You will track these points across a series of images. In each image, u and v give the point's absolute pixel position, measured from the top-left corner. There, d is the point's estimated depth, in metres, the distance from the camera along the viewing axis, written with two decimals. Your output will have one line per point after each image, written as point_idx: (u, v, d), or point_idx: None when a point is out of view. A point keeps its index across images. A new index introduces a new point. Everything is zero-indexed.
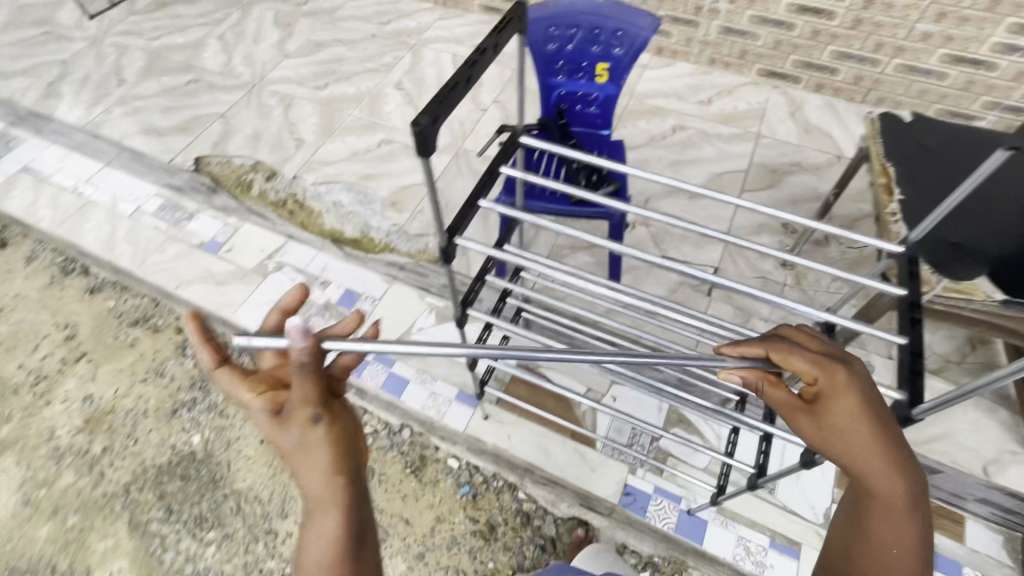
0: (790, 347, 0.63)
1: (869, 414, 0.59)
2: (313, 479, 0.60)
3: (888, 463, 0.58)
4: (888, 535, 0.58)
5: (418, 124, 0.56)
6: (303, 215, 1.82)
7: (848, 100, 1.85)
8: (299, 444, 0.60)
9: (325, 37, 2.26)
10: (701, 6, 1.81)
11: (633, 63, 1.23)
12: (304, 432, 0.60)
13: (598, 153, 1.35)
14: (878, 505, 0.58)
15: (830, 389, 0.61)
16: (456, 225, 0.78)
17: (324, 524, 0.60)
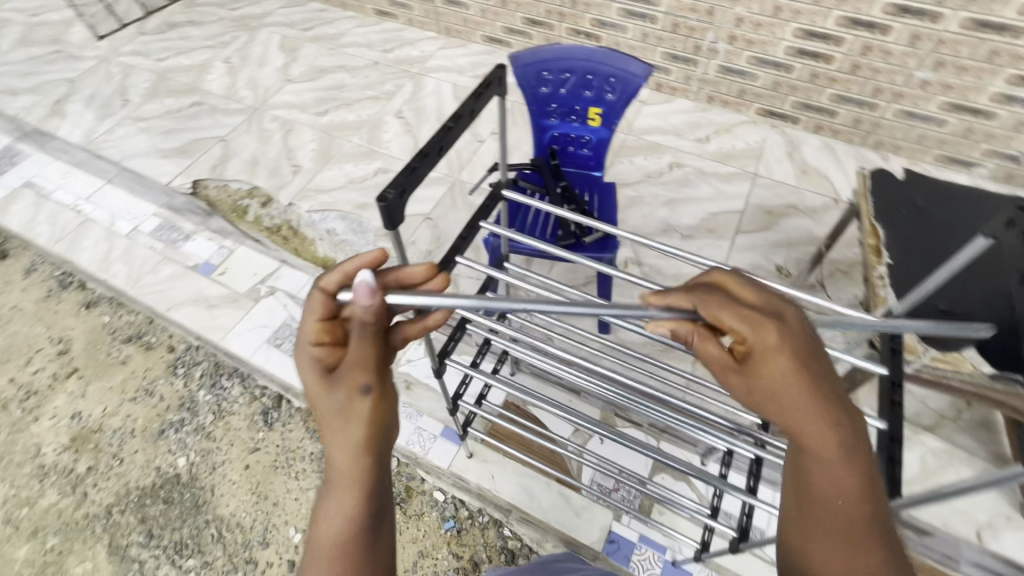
0: (721, 302, 0.56)
1: (803, 368, 0.52)
2: (338, 447, 0.53)
3: (826, 419, 0.51)
4: (838, 499, 0.51)
5: (384, 198, 0.60)
6: (297, 241, 1.83)
7: (847, 142, 1.85)
8: (336, 408, 0.54)
9: (329, 63, 2.28)
10: (700, 46, 1.83)
11: (626, 109, 1.23)
12: (345, 396, 0.54)
13: (589, 194, 1.36)
14: (824, 469, 0.52)
15: (761, 345, 0.53)
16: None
17: (337, 505, 0.52)
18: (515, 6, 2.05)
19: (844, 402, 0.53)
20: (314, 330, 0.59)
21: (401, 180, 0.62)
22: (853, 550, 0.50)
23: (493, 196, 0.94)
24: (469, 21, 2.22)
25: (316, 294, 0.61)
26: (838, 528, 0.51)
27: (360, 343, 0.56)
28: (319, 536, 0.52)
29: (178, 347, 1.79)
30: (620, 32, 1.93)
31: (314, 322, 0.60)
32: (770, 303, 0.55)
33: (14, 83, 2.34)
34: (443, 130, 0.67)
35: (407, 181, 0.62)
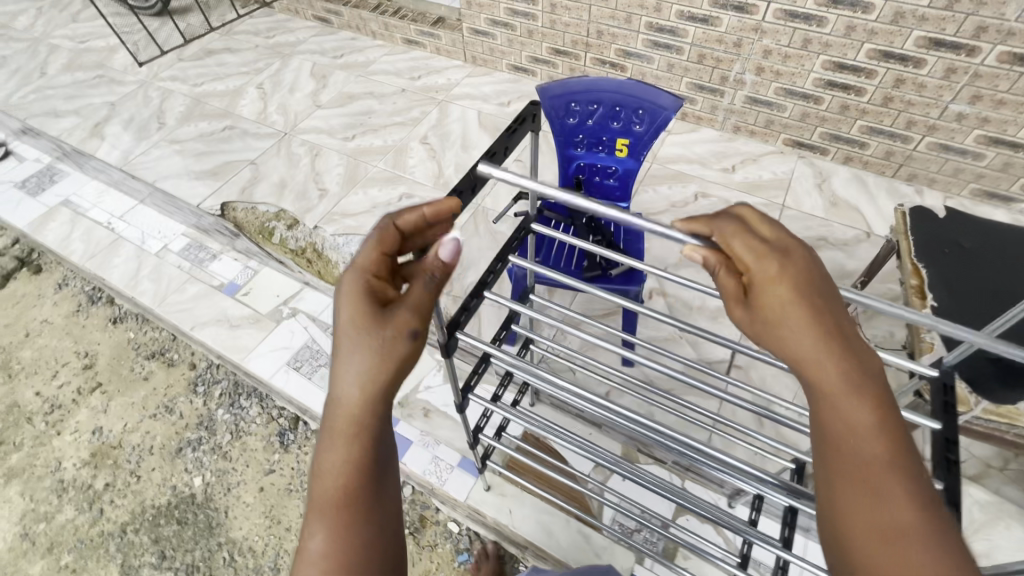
0: (734, 231, 0.53)
1: (803, 293, 0.49)
2: (358, 388, 0.51)
3: (826, 345, 0.47)
4: (853, 434, 0.45)
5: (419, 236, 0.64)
6: (321, 264, 1.85)
7: (879, 174, 1.81)
8: (373, 348, 0.51)
9: (357, 89, 2.34)
10: (726, 76, 1.82)
11: (654, 140, 1.23)
12: (391, 337, 0.52)
13: (616, 224, 1.34)
14: (832, 400, 0.46)
15: (763, 268, 0.51)
16: (458, 320, 0.76)
17: (342, 450, 0.50)
18: (541, 36, 2.08)
19: (852, 333, 0.49)
20: (372, 257, 0.56)
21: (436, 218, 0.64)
22: (882, 498, 0.42)
23: (521, 229, 0.91)
24: (495, 50, 2.26)
25: (389, 227, 0.57)
26: (856, 467, 0.44)
27: (422, 288, 0.54)
28: (325, 478, 0.50)
29: (199, 364, 1.82)
30: (645, 63, 1.94)
31: (376, 250, 0.56)
32: (782, 236, 0.53)
33: (59, 106, 2.45)
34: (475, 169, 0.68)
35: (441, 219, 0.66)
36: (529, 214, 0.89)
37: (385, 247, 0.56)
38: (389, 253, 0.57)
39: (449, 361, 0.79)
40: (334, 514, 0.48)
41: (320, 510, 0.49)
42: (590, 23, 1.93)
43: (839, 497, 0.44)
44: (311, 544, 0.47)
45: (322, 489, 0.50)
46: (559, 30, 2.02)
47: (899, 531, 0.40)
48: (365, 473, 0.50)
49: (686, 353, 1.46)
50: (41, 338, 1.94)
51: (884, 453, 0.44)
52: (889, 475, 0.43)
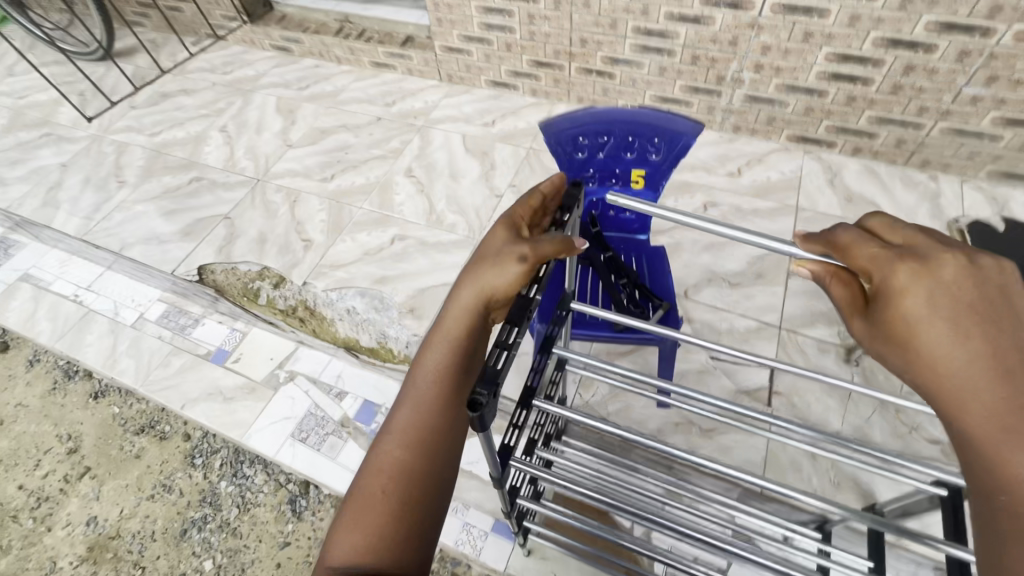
0: (856, 238, 0.49)
1: (946, 308, 0.43)
2: (469, 298, 0.54)
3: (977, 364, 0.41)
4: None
5: (476, 403, 0.46)
6: (315, 322, 1.71)
7: (890, 163, 1.73)
8: (492, 263, 0.54)
9: (329, 123, 2.20)
10: (723, 76, 1.72)
11: (674, 169, 1.11)
12: (506, 256, 0.54)
13: (637, 260, 1.23)
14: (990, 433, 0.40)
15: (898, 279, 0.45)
16: (508, 446, 0.69)
17: (435, 350, 0.54)
18: (520, 49, 1.96)
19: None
20: (522, 209, 0.62)
21: (491, 376, 0.48)
22: None
23: (559, 313, 0.84)
24: (472, 67, 2.13)
25: (536, 194, 0.65)
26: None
27: (549, 242, 0.56)
28: (416, 374, 0.54)
29: (194, 434, 1.60)
30: (635, 68, 1.83)
31: (523, 206, 0.63)
32: (922, 241, 0.47)
33: (5, 173, 2.25)
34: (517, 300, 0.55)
35: (498, 374, 0.48)
36: (567, 293, 0.84)
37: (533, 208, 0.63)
38: (531, 214, 0.63)
39: (503, 487, 0.73)
40: (417, 409, 0.52)
41: (409, 402, 0.53)
42: (572, 33, 1.81)
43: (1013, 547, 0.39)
44: (395, 424, 0.53)
45: (412, 384, 0.54)
46: (540, 41, 1.90)
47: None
48: (447, 389, 0.52)
49: (723, 385, 1.37)
50: (17, 424, 1.70)
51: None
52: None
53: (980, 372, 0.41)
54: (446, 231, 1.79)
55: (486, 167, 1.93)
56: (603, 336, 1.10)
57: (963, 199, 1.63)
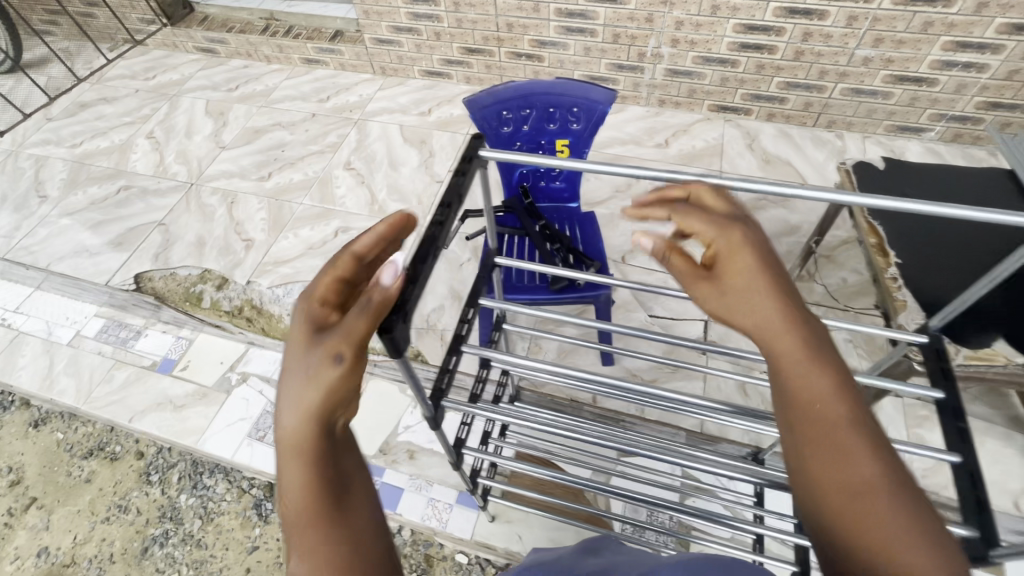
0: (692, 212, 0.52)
1: (756, 261, 0.48)
2: (299, 418, 0.42)
3: (775, 308, 0.46)
4: (816, 394, 0.43)
5: (387, 325, 0.48)
6: (263, 320, 1.70)
7: (801, 125, 1.86)
8: (306, 377, 0.43)
9: (263, 121, 2.17)
10: (643, 52, 1.81)
11: (594, 136, 1.18)
12: (320, 367, 0.43)
13: (569, 226, 1.29)
14: (787, 368, 0.45)
15: (715, 240, 0.50)
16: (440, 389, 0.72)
17: (295, 482, 0.41)
18: (450, 37, 2.00)
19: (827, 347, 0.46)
20: (325, 289, 0.47)
21: (402, 300, 0.49)
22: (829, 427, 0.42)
23: (485, 267, 0.87)
24: (404, 57, 2.15)
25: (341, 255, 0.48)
26: (835, 444, 0.41)
27: (359, 317, 0.44)
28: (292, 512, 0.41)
29: (149, 451, 1.56)
30: (561, 49, 1.90)
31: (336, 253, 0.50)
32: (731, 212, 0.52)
33: None
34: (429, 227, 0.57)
35: (409, 299, 0.50)
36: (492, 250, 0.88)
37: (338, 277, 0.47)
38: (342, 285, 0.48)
39: (438, 430, 0.74)
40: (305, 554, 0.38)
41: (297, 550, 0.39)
42: (498, 18, 1.87)
43: (802, 453, 0.43)
44: None
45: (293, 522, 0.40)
46: (468, 28, 1.94)
47: (880, 515, 0.38)
48: (325, 508, 0.40)
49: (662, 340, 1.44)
50: None
51: (847, 421, 0.42)
52: (868, 469, 0.40)
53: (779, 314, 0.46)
54: None
55: (425, 155, 1.95)
56: (540, 299, 1.13)
57: (866, 154, 1.77)
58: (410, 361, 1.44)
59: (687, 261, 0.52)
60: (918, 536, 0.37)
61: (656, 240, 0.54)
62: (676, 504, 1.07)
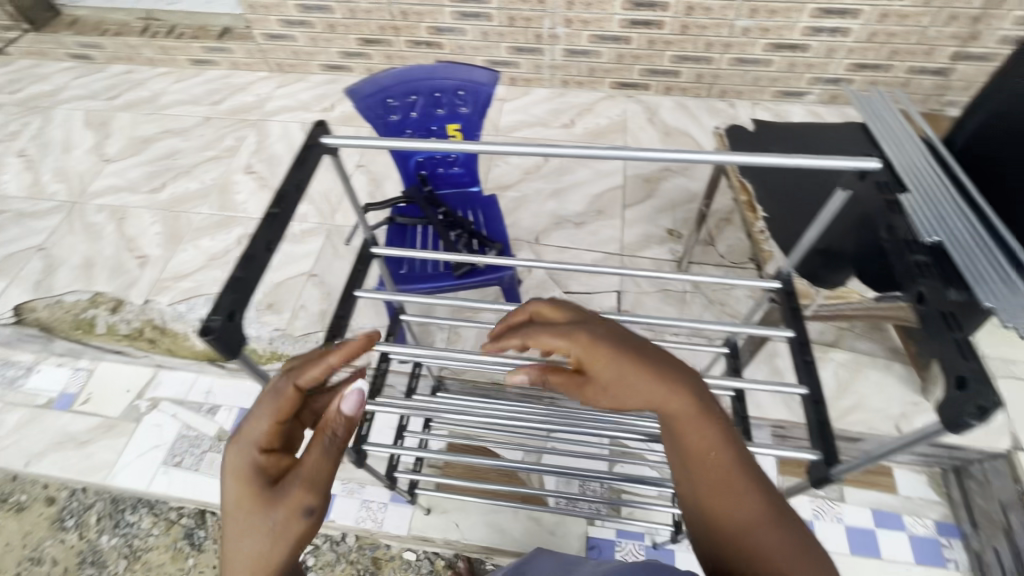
0: (541, 328, 0.55)
1: (620, 351, 0.52)
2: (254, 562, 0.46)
3: (663, 383, 0.51)
4: (708, 449, 0.50)
5: (209, 327, 0.46)
6: (168, 340, 1.58)
7: (696, 97, 1.94)
8: (268, 533, 0.46)
9: (151, 129, 2.02)
10: (540, 34, 1.83)
11: (483, 119, 1.17)
12: (280, 520, 0.47)
13: (471, 212, 1.29)
14: (684, 432, 0.51)
15: (573, 348, 0.53)
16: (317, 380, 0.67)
17: None
18: (345, 29, 1.94)
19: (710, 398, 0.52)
20: (264, 433, 0.50)
21: (227, 301, 0.48)
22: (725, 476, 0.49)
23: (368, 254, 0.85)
24: (300, 52, 2.06)
25: (284, 392, 0.50)
26: (728, 490, 0.48)
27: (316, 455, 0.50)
28: None
29: (60, 495, 1.43)
30: (459, 35, 1.89)
31: (266, 393, 0.51)
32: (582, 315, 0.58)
33: None
34: (267, 218, 0.54)
35: (236, 299, 0.48)
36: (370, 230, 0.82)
37: (279, 420, 0.50)
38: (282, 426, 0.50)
39: None
40: None
41: None
42: (391, 6, 1.83)
43: (701, 502, 0.49)
44: None
45: None
46: (362, 18, 1.89)
47: (774, 550, 0.45)
48: None
49: None
50: None
51: (736, 469, 0.49)
52: (755, 509, 0.47)
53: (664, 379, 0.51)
54: (296, 221, 1.73)
55: None
56: (445, 287, 1.12)
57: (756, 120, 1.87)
58: None
59: (562, 372, 0.56)
60: (807, 559, 0.45)
61: (529, 369, 0.58)
62: (605, 471, 1.08)
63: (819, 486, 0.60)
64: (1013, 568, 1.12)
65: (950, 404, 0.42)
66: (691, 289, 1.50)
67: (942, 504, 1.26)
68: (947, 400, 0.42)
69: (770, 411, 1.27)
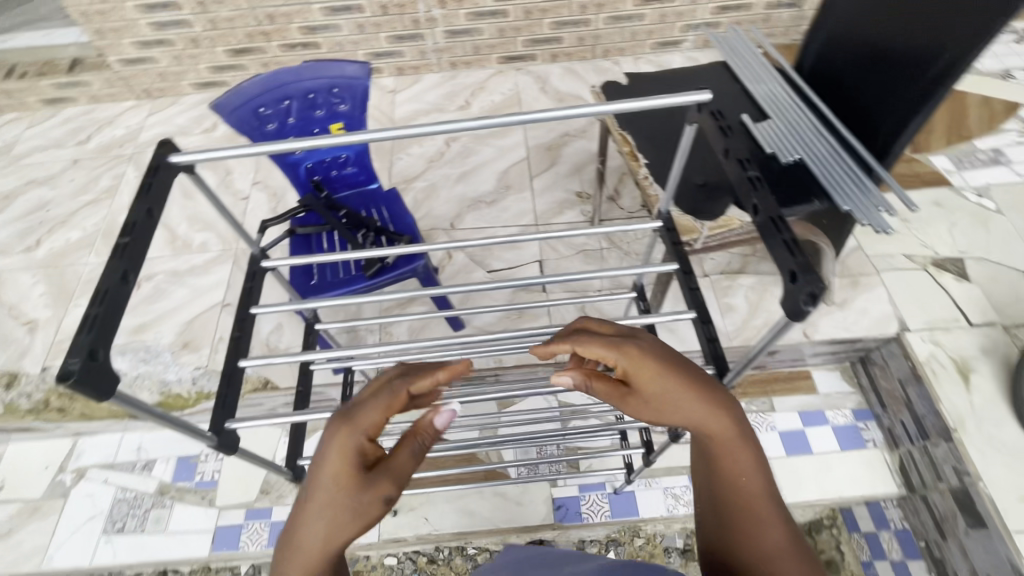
0: (591, 337, 0.57)
1: (668, 368, 0.54)
2: (319, 540, 0.49)
3: (707, 405, 0.53)
4: (740, 475, 0.53)
5: (69, 372, 0.44)
6: (78, 404, 1.45)
7: (582, 60, 1.99)
8: (350, 512, 0.50)
9: (12, 183, 1.83)
10: (416, 19, 1.80)
11: (365, 114, 1.13)
12: (365, 506, 0.50)
13: (375, 209, 1.27)
14: (724, 454, 0.53)
15: (622, 360, 0.55)
16: (224, 406, 0.64)
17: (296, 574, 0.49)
18: (210, 41, 1.82)
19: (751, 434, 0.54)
20: (371, 422, 0.52)
21: (84, 341, 0.45)
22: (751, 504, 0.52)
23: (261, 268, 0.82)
24: (167, 74, 1.93)
25: (394, 394, 0.54)
26: (752, 514, 0.51)
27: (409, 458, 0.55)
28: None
29: None
30: (334, 32, 1.83)
31: (387, 387, 0.55)
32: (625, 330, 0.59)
33: None
34: (117, 249, 0.52)
35: (95, 337, 0.46)
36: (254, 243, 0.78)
37: (384, 419, 0.53)
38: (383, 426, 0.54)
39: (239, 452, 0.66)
40: None
41: None
42: (254, 10, 1.74)
43: (725, 521, 0.52)
44: None
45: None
46: (226, 28, 1.78)
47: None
48: None
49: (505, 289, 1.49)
50: None
51: (763, 496, 0.52)
52: (778, 541, 0.50)
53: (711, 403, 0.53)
54: (198, 252, 1.64)
55: (221, 174, 1.78)
56: (360, 288, 1.12)
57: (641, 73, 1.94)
58: (259, 392, 1.34)
59: (606, 379, 0.59)
60: None
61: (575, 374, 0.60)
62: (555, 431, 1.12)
63: None
64: (917, 434, 1.27)
65: (790, 296, 0.47)
66: (607, 245, 1.55)
67: (855, 393, 1.40)
68: (787, 292, 0.47)
69: (693, 341, 1.33)
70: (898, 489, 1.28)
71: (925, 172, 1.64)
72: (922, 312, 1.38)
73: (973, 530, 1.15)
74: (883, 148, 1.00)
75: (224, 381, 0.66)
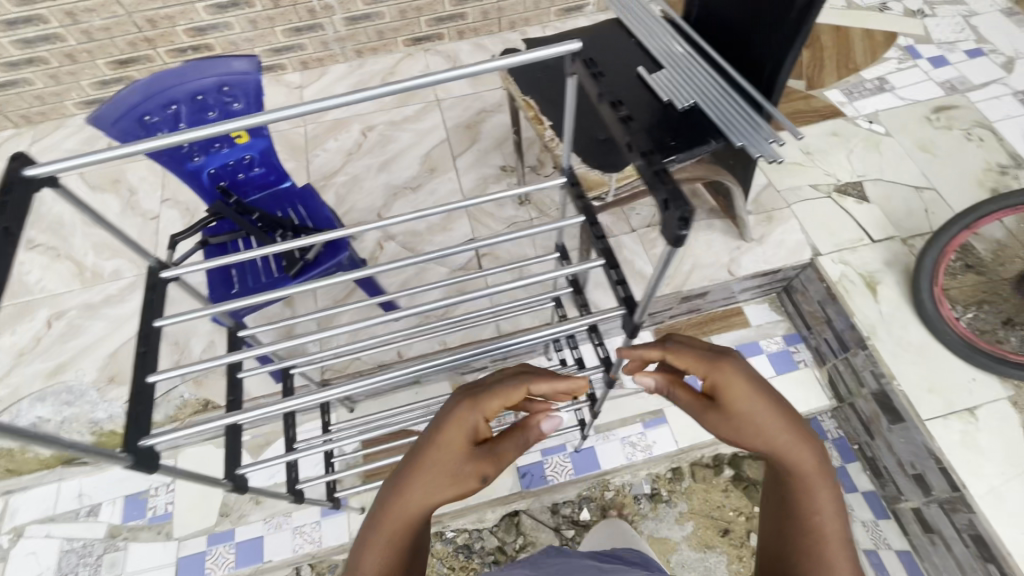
0: (680, 348, 0.60)
1: (758, 393, 0.56)
2: (419, 500, 0.52)
3: (794, 437, 0.54)
4: (818, 515, 0.53)
5: None
6: (3, 460, 1.36)
7: (490, 33, 1.97)
8: (451, 477, 0.53)
9: None
10: (311, 8, 1.73)
11: (262, 109, 1.09)
12: (462, 476, 0.54)
13: (291, 208, 1.23)
14: (804, 486, 0.54)
15: (713, 375, 0.57)
16: (136, 427, 0.61)
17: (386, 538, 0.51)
18: (88, 55, 1.69)
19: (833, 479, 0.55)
20: (491, 407, 0.56)
21: None
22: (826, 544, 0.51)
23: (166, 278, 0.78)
24: (45, 95, 1.77)
25: (516, 387, 0.57)
26: (818, 553, 0.51)
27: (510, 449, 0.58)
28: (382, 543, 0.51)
29: None
30: (225, 31, 1.73)
31: (515, 377, 0.58)
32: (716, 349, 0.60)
33: None
34: None
35: None
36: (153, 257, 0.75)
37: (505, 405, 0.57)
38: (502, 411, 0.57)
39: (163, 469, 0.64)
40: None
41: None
42: (132, 16, 1.62)
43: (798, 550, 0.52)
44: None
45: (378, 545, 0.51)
46: (103, 38, 1.65)
47: None
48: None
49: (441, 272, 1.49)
50: None
51: (838, 542, 0.52)
52: None
53: (799, 437, 0.55)
54: (111, 281, 1.54)
55: (125, 196, 1.67)
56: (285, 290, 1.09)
57: None
58: (200, 414, 1.29)
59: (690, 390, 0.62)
60: None
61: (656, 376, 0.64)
62: None
63: (634, 335, 0.70)
64: (839, 348, 1.37)
65: (667, 225, 0.49)
66: (536, 213, 1.57)
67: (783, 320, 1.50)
68: (664, 222, 0.49)
69: None
70: (829, 400, 1.39)
71: (821, 107, 1.75)
72: (830, 237, 1.47)
73: (895, 425, 1.25)
74: (769, 85, 1.04)
75: (134, 402, 0.63)
